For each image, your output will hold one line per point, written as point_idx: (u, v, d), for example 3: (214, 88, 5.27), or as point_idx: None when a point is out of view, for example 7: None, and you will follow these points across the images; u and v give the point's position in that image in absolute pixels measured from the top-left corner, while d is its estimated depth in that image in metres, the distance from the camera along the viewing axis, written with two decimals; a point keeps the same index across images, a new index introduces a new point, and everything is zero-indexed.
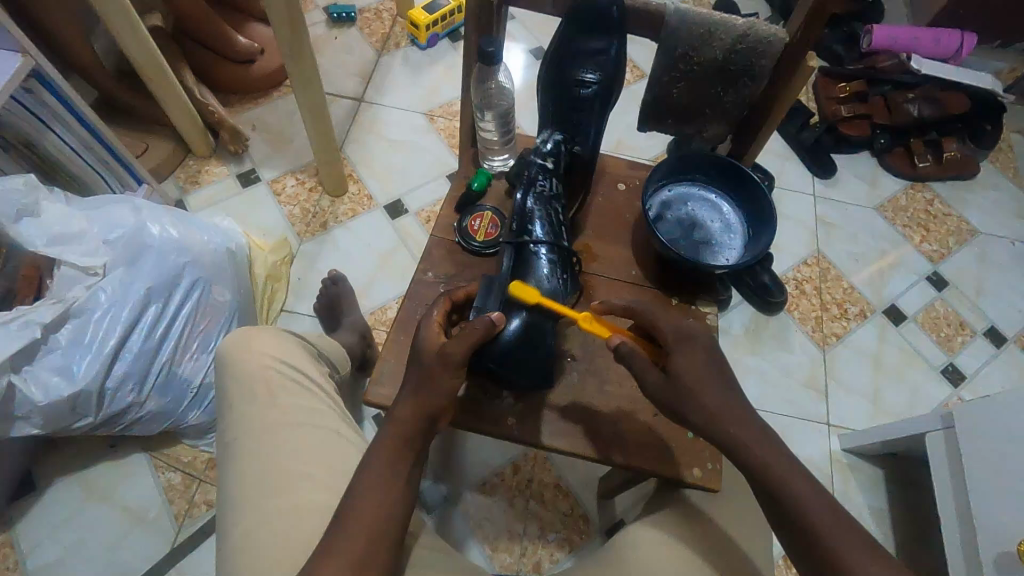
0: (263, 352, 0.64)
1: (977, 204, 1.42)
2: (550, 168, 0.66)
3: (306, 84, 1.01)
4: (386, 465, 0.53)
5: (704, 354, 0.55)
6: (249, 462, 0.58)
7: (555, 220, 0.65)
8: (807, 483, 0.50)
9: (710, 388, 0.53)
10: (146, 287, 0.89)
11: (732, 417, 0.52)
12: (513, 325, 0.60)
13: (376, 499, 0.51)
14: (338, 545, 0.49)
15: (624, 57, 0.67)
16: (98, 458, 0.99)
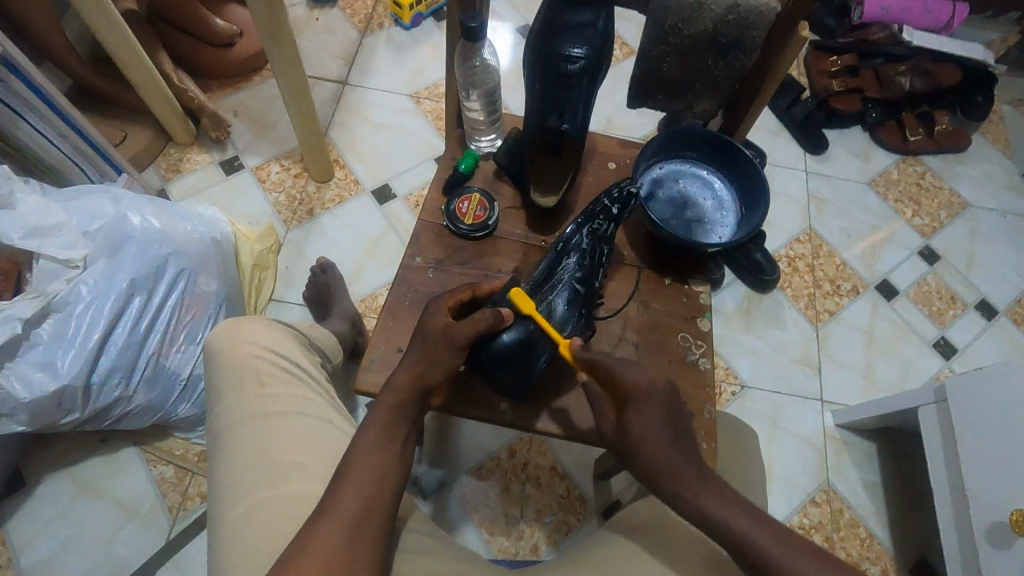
0: (251, 341, 0.62)
1: (968, 177, 1.42)
2: (614, 214, 0.68)
3: (287, 68, 0.98)
4: (378, 436, 0.53)
5: (655, 408, 0.54)
6: (236, 454, 0.57)
7: (595, 259, 0.66)
8: (765, 529, 0.50)
9: (660, 452, 0.53)
10: (129, 279, 0.87)
11: (686, 483, 0.52)
12: (506, 338, 0.61)
13: (369, 467, 0.51)
14: (332, 511, 0.48)
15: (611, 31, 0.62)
16: (88, 453, 0.98)
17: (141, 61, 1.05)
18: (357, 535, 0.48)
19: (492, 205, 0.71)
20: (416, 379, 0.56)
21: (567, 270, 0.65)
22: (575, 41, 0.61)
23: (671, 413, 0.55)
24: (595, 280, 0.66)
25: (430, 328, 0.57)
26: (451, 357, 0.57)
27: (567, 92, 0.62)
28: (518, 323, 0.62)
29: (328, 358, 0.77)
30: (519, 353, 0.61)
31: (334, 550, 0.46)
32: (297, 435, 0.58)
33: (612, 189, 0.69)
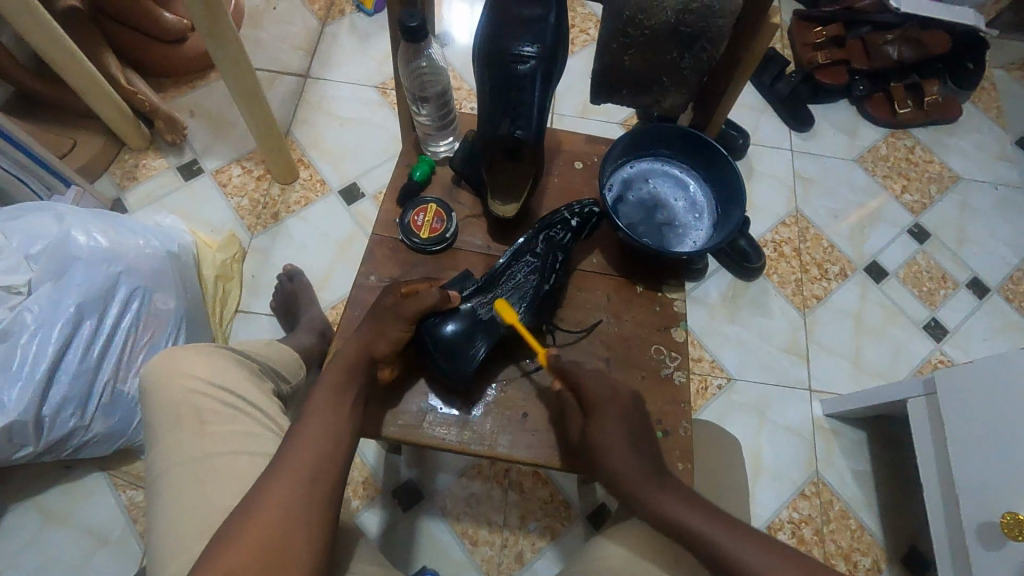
0: (193, 376, 0.59)
1: (958, 149, 1.37)
2: (573, 225, 0.63)
3: (233, 66, 0.92)
4: (329, 396, 0.52)
5: (616, 411, 0.56)
6: (174, 501, 0.53)
7: (548, 266, 0.62)
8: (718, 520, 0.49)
9: (620, 454, 0.54)
10: (77, 301, 0.83)
11: (647, 478, 0.53)
12: (449, 328, 0.58)
13: (321, 423, 0.51)
14: (288, 463, 0.48)
15: (564, 27, 0.57)
16: (55, 480, 0.94)
17: (79, 64, 0.98)
18: (314, 484, 0.47)
19: (450, 215, 0.67)
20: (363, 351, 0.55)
21: (519, 267, 0.62)
22: (526, 39, 0.56)
23: (630, 423, 0.56)
24: (546, 282, 0.62)
25: (378, 310, 0.57)
26: (397, 329, 0.56)
27: (518, 95, 0.56)
28: (463, 313, 0.60)
29: (285, 380, 0.73)
30: (457, 340, 0.58)
31: (290, 502, 0.46)
32: (237, 479, 0.55)
33: (574, 204, 0.65)
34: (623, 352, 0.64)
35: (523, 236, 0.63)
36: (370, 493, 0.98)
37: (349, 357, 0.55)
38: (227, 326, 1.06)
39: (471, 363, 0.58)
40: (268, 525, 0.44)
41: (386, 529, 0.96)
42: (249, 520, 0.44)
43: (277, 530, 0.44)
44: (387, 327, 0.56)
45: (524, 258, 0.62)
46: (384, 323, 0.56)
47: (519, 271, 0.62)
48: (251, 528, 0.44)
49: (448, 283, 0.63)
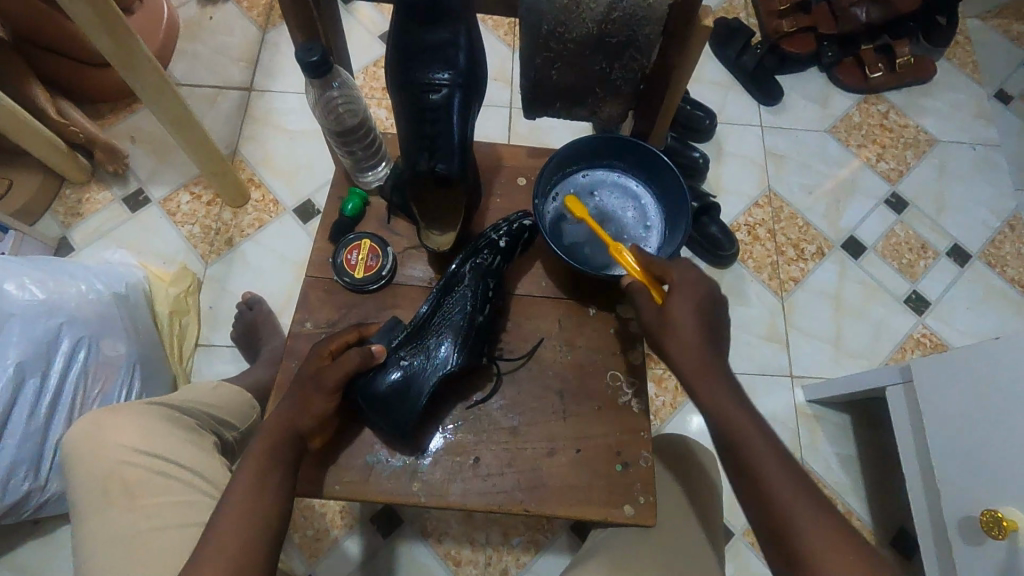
0: (122, 444, 0.55)
1: (934, 110, 1.32)
2: (502, 246, 0.61)
3: (158, 94, 0.86)
4: (255, 473, 0.48)
5: (693, 303, 0.54)
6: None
7: (482, 294, 0.59)
8: (768, 436, 0.51)
9: (689, 341, 0.54)
10: (15, 361, 0.79)
11: (710, 364, 0.53)
12: (388, 379, 0.55)
13: (245, 504, 0.47)
14: (213, 553, 0.44)
15: (476, 53, 0.57)
16: (24, 536, 0.92)
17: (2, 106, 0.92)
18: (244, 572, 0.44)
19: (385, 250, 0.63)
20: (285, 425, 0.51)
21: (451, 302, 0.59)
22: (437, 68, 0.56)
23: (709, 320, 0.54)
24: (482, 312, 0.58)
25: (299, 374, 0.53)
26: (320, 402, 0.52)
27: (433, 126, 0.55)
28: (401, 361, 0.56)
29: (232, 426, 0.70)
30: (397, 390, 0.55)
31: None
32: (169, 555, 0.51)
33: (501, 222, 0.62)
34: (575, 382, 0.61)
35: (451, 269, 0.59)
36: (348, 521, 0.95)
37: (273, 430, 0.50)
38: (187, 363, 1.03)
39: (416, 411, 0.55)
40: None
41: (366, 557, 0.94)
42: None
43: None
44: (311, 399, 0.51)
45: (454, 292, 0.59)
46: (308, 389, 0.52)
47: (452, 306, 0.58)
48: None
49: (377, 334, 0.59)
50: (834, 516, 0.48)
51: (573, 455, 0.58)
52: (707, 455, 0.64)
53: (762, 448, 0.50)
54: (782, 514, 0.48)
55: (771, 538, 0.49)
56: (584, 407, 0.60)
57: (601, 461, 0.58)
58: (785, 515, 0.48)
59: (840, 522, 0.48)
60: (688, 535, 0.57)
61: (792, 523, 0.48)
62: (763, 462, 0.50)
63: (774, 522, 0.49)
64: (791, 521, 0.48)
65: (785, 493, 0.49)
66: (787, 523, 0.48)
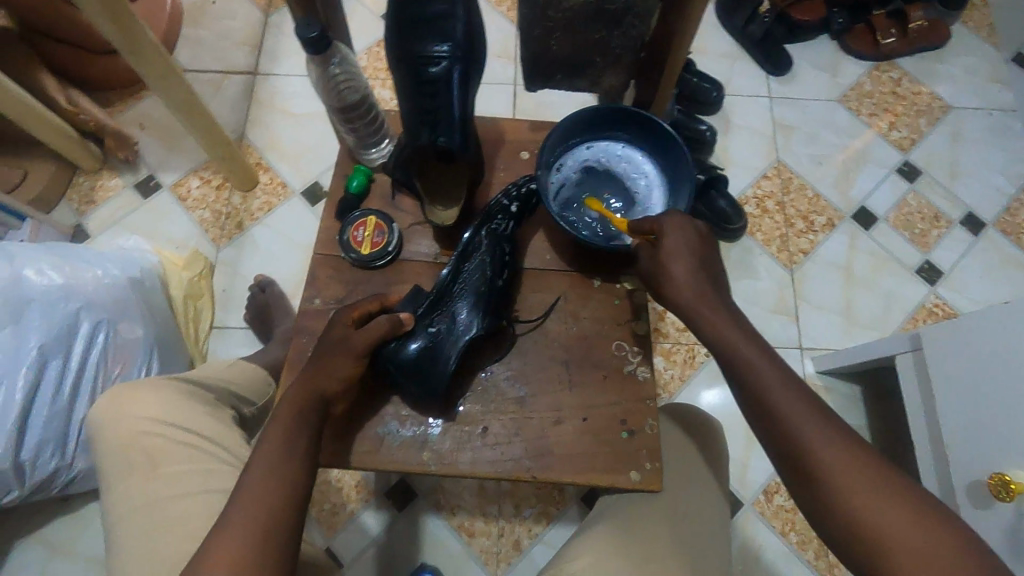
0: (143, 417, 0.57)
1: (948, 76, 1.29)
2: (514, 211, 0.62)
3: (163, 80, 0.87)
4: (281, 436, 0.48)
5: (689, 244, 0.55)
6: (130, 548, 0.52)
7: (499, 259, 0.59)
8: (777, 368, 0.50)
9: (691, 285, 0.54)
10: (38, 345, 0.81)
11: (711, 302, 0.53)
12: (412, 347, 0.56)
13: (271, 464, 0.46)
14: (238, 513, 0.44)
15: (473, 26, 0.58)
16: (53, 513, 0.96)
17: (13, 95, 0.94)
18: (269, 536, 0.43)
19: (391, 227, 0.64)
20: (311, 388, 0.51)
21: (469, 267, 0.59)
22: (435, 42, 0.56)
23: (704, 264, 0.55)
24: (499, 278, 0.59)
25: (325, 342, 0.54)
26: (347, 366, 0.53)
27: (434, 100, 0.55)
28: (425, 331, 0.57)
29: (249, 401, 0.71)
30: (422, 360, 0.56)
31: (238, 556, 0.41)
32: (193, 521, 0.52)
33: (511, 187, 0.63)
34: (581, 352, 0.62)
35: (467, 235, 0.60)
36: (364, 496, 0.98)
37: (301, 396, 0.50)
38: (203, 344, 1.05)
39: (444, 378, 0.56)
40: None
41: (382, 530, 0.96)
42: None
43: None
44: (336, 363, 0.52)
45: (472, 257, 0.59)
46: (332, 357, 0.53)
47: (470, 272, 0.59)
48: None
49: (398, 303, 0.60)
50: (853, 440, 0.47)
51: (579, 423, 0.59)
52: (713, 425, 0.64)
53: (773, 380, 0.50)
54: (805, 451, 0.47)
55: (797, 477, 0.48)
56: (588, 377, 0.61)
57: (606, 429, 0.59)
58: (807, 450, 0.47)
59: (869, 456, 0.46)
60: (696, 501, 0.58)
61: (819, 460, 0.46)
62: (776, 394, 0.49)
63: (793, 454, 0.48)
64: (815, 456, 0.46)
65: (808, 429, 0.47)
66: (805, 453, 0.47)
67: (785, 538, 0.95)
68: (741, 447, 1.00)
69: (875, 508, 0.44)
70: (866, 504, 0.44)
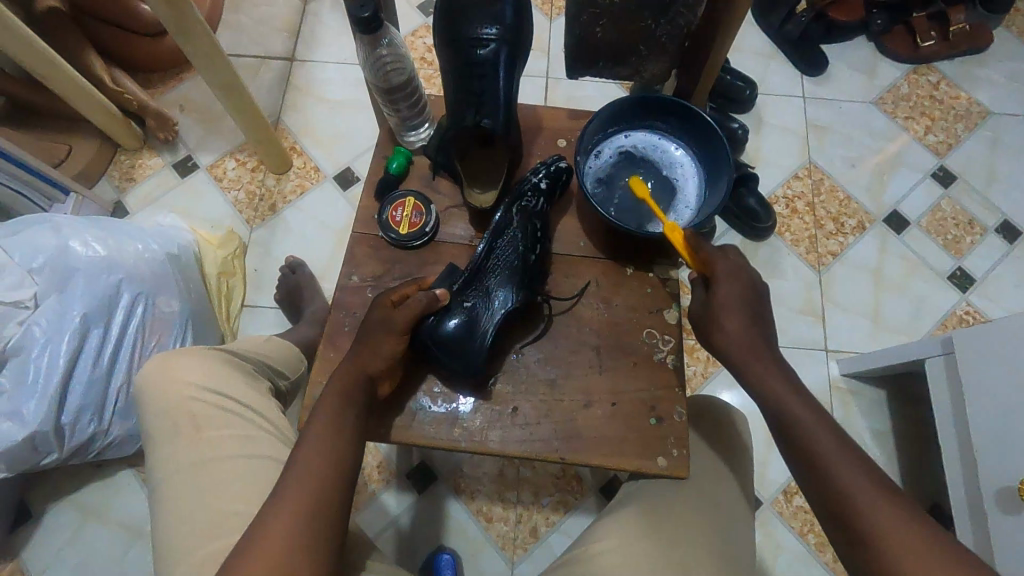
0: (187, 382, 0.58)
1: (988, 81, 1.27)
2: (544, 189, 0.62)
3: (208, 61, 0.90)
4: (333, 418, 0.50)
5: (739, 290, 0.57)
6: (174, 506, 0.54)
7: (531, 236, 0.60)
8: (822, 420, 0.52)
9: (735, 328, 0.56)
10: (81, 313, 0.84)
11: (758, 352, 0.56)
12: (451, 324, 0.57)
13: (320, 447, 0.49)
14: (289, 493, 0.46)
15: (522, 12, 0.59)
16: (88, 478, 0.99)
17: (63, 72, 0.97)
18: (317, 517, 0.45)
19: (429, 208, 0.65)
20: (358, 368, 0.53)
21: (503, 246, 0.60)
22: (485, 23, 0.58)
23: (752, 310, 0.57)
24: (531, 253, 0.60)
25: (367, 326, 0.55)
26: (390, 343, 0.54)
27: (480, 82, 0.56)
28: (462, 306, 0.58)
29: (284, 375, 0.73)
30: (461, 335, 0.57)
31: (295, 525, 0.44)
32: (234, 483, 0.54)
33: (540, 165, 0.64)
34: (612, 338, 0.62)
35: (499, 213, 0.60)
36: (385, 476, 0.99)
37: (350, 377, 0.53)
38: (235, 322, 1.07)
39: (482, 352, 0.57)
40: (270, 560, 0.43)
41: (402, 510, 0.98)
42: (258, 542, 0.43)
43: (285, 546, 0.43)
44: (382, 342, 0.54)
45: (505, 235, 0.60)
46: (377, 338, 0.54)
47: (504, 252, 0.60)
48: (253, 560, 0.43)
49: (435, 282, 0.61)
50: (898, 497, 0.48)
51: (608, 408, 0.60)
52: (737, 416, 0.65)
53: (818, 431, 0.51)
54: (843, 496, 0.48)
55: (839, 529, 0.49)
56: (618, 363, 0.62)
57: (635, 415, 0.60)
58: (850, 502, 0.48)
59: (908, 505, 0.47)
60: (722, 489, 0.59)
61: (853, 499, 0.48)
62: (820, 447, 0.51)
63: (835, 505, 0.49)
64: (852, 497, 0.48)
65: (851, 481, 0.49)
66: (848, 504, 0.48)
67: (803, 539, 0.95)
68: (763, 446, 1.00)
69: (909, 553, 0.45)
70: (911, 560, 0.44)
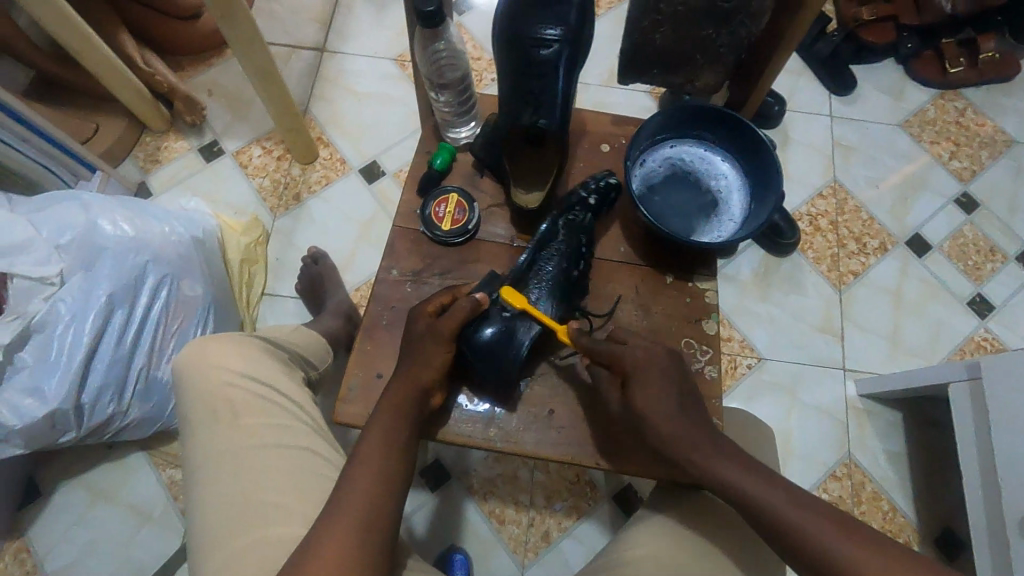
0: (225, 369, 0.58)
1: (1015, 109, 1.28)
2: (592, 204, 0.63)
3: (247, 46, 0.89)
4: (387, 433, 0.50)
5: (659, 370, 0.55)
6: (210, 494, 0.53)
7: (576, 250, 0.62)
8: (766, 483, 0.50)
9: (673, 421, 0.53)
10: (107, 292, 0.84)
11: (694, 443, 0.52)
12: (490, 332, 0.57)
13: (375, 463, 0.49)
14: (342, 510, 0.46)
15: (586, 14, 0.58)
16: (100, 459, 0.99)
17: (98, 49, 0.96)
18: (369, 531, 0.45)
19: (472, 205, 0.65)
20: (412, 384, 0.53)
21: (546, 258, 0.61)
22: (548, 22, 0.57)
23: (681, 385, 0.55)
24: (574, 267, 0.61)
25: (416, 339, 0.55)
26: (440, 354, 0.54)
27: (540, 81, 0.57)
28: (500, 314, 0.58)
29: (313, 366, 0.73)
30: (500, 344, 0.57)
31: (348, 547, 0.44)
32: (272, 473, 0.54)
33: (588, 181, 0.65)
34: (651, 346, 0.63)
35: (547, 224, 0.61)
36: None
37: (404, 392, 0.53)
38: (254, 309, 1.07)
39: (519, 361, 0.57)
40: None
41: (414, 508, 0.97)
42: (310, 560, 0.43)
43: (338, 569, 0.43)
44: (432, 353, 0.54)
45: (549, 246, 0.61)
46: (430, 350, 0.54)
47: (547, 265, 0.60)
48: None
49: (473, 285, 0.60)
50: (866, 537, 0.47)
51: None
52: None
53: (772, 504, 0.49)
54: (822, 555, 0.46)
55: None
56: None
57: None
58: (829, 560, 0.46)
59: (878, 543, 0.46)
60: None
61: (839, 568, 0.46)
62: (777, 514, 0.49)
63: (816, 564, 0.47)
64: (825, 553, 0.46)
65: (825, 540, 0.47)
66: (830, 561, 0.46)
67: None
68: None
69: None
70: None
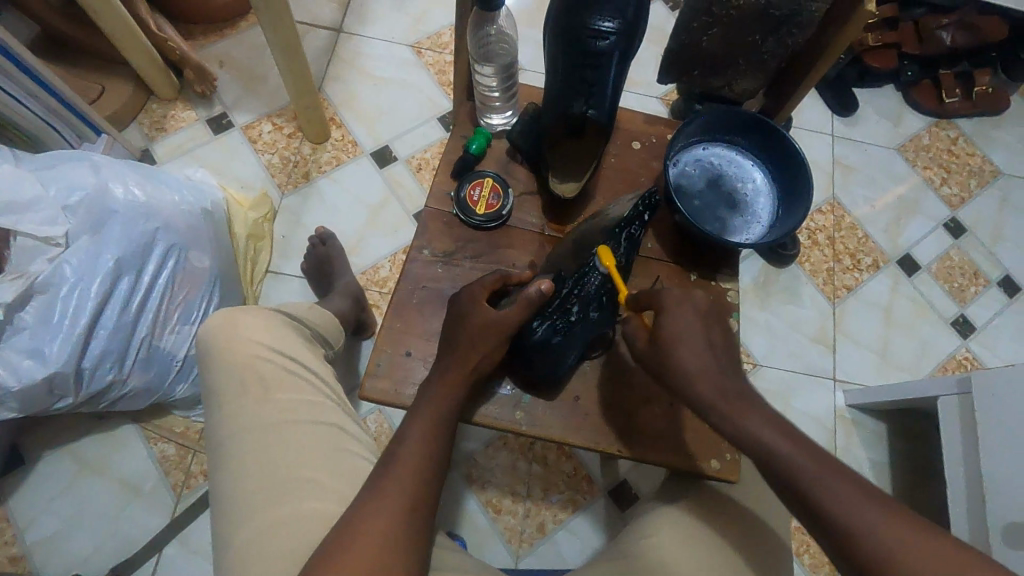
0: (256, 342, 0.59)
1: (1003, 142, 1.34)
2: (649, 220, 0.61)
3: (274, 16, 0.88)
4: (432, 420, 0.53)
5: (691, 315, 0.53)
6: (243, 464, 0.54)
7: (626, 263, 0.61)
8: (803, 447, 0.48)
9: (694, 352, 0.52)
10: (115, 257, 0.81)
11: (729, 393, 0.51)
12: (536, 331, 0.59)
13: (419, 447, 0.51)
14: (388, 492, 0.48)
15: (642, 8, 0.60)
16: (89, 430, 0.96)
17: (113, 8, 0.94)
18: (413, 510, 0.48)
19: (506, 191, 0.66)
20: (467, 373, 0.56)
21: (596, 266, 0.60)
22: (607, 14, 0.59)
23: (718, 341, 0.54)
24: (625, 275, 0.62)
25: (463, 322, 0.57)
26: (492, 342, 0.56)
27: (594, 72, 0.60)
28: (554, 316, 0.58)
29: (330, 343, 0.73)
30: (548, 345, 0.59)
31: (390, 523, 0.46)
32: (303, 446, 0.55)
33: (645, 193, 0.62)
34: None
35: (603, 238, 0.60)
36: None
37: (458, 383, 0.55)
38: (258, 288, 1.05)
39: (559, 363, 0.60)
40: (371, 556, 0.45)
41: None
42: (358, 533, 0.45)
43: (383, 545, 0.45)
44: (481, 342, 0.56)
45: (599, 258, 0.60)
46: (484, 331, 0.56)
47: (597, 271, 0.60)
48: (353, 554, 0.44)
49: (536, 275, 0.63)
50: (899, 509, 0.45)
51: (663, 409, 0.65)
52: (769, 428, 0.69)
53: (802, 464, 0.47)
54: (848, 528, 0.44)
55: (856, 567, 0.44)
56: None
57: None
58: (859, 535, 0.44)
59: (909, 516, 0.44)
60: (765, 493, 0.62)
61: (853, 526, 0.44)
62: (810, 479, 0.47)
63: (845, 540, 0.44)
64: (857, 528, 0.44)
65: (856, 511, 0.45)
66: (856, 537, 0.44)
67: (800, 561, 0.95)
68: None
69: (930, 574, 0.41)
70: None
